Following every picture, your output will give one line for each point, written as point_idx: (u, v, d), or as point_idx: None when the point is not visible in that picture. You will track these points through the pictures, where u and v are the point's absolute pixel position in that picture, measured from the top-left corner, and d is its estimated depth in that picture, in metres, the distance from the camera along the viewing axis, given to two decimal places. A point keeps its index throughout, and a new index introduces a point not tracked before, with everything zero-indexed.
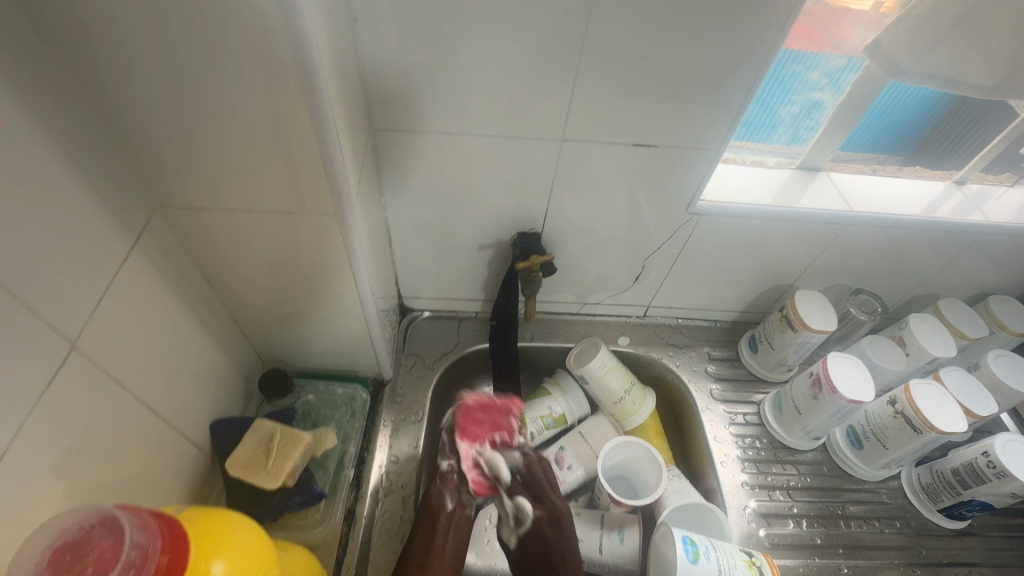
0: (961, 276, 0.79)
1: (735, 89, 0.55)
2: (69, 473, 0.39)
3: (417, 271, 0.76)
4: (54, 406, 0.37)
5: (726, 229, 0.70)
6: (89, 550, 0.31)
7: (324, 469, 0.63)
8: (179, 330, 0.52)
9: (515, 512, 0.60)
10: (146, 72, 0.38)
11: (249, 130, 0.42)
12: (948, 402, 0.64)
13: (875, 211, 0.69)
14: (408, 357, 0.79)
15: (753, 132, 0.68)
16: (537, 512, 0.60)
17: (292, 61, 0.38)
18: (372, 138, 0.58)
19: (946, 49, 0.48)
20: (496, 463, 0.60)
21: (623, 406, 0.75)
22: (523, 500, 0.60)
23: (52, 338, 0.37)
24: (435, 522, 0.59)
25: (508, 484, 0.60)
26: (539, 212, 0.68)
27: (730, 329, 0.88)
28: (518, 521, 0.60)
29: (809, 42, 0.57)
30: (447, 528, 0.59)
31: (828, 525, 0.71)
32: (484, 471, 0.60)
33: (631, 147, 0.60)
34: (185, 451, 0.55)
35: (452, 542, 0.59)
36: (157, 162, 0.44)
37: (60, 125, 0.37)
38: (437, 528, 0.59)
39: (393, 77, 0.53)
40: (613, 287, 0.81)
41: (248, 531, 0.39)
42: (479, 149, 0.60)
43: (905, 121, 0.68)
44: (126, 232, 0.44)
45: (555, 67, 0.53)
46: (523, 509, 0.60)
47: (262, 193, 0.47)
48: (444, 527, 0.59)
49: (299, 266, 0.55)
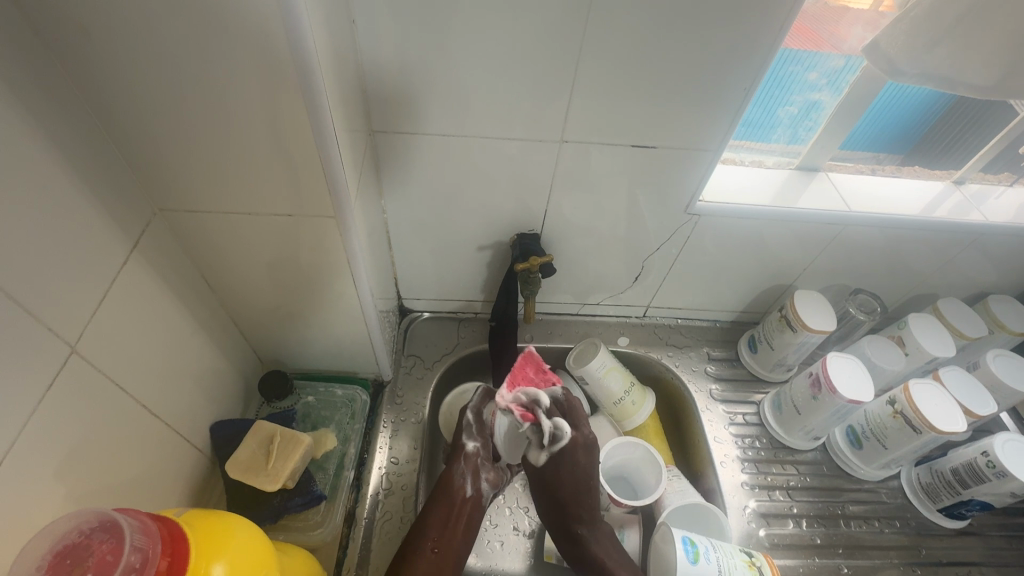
0: (960, 275, 0.79)
1: (734, 90, 0.55)
2: (68, 477, 0.39)
3: (416, 272, 0.77)
4: (54, 409, 0.37)
5: (725, 229, 0.70)
6: (89, 553, 0.31)
7: (324, 470, 0.64)
8: (179, 333, 0.52)
9: (553, 430, 0.61)
10: (145, 76, 0.38)
11: (247, 132, 0.42)
12: (947, 401, 0.64)
13: (874, 211, 0.69)
14: (407, 359, 0.79)
15: (752, 132, 0.69)
16: (574, 435, 0.62)
17: (291, 64, 0.38)
18: (371, 140, 0.58)
19: (944, 51, 0.48)
20: (538, 395, 0.62)
21: (622, 407, 0.75)
22: (560, 421, 0.62)
23: (51, 341, 0.37)
24: (450, 508, 0.60)
25: (547, 409, 0.63)
26: (538, 213, 0.68)
27: (730, 329, 0.88)
28: (552, 438, 0.61)
29: (808, 42, 0.58)
30: (462, 512, 0.61)
31: (828, 525, 0.71)
32: (526, 403, 0.62)
33: (630, 148, 0.60)
34: (185, 453, 0.55)
35: (464, 527, 0.60)
36: (155, 164, 0.44)
37: (59, 129, 0.37)
38: (453, 514, 0.60)
39: (392, 79, 0.53)
40: (612, 287, 0.81)
41: (248, 534, 0.39)
42: (478, 150, 0.60)
43: (903, 121, 0.68)
44: (125, 234, 0.44)
45: (553, 69, 0.53)
46: (563, 428, 0.61)
47: (261, 196, 0.47)
48: (460, 512, 0.61)
49: (299, 269, 0.55)
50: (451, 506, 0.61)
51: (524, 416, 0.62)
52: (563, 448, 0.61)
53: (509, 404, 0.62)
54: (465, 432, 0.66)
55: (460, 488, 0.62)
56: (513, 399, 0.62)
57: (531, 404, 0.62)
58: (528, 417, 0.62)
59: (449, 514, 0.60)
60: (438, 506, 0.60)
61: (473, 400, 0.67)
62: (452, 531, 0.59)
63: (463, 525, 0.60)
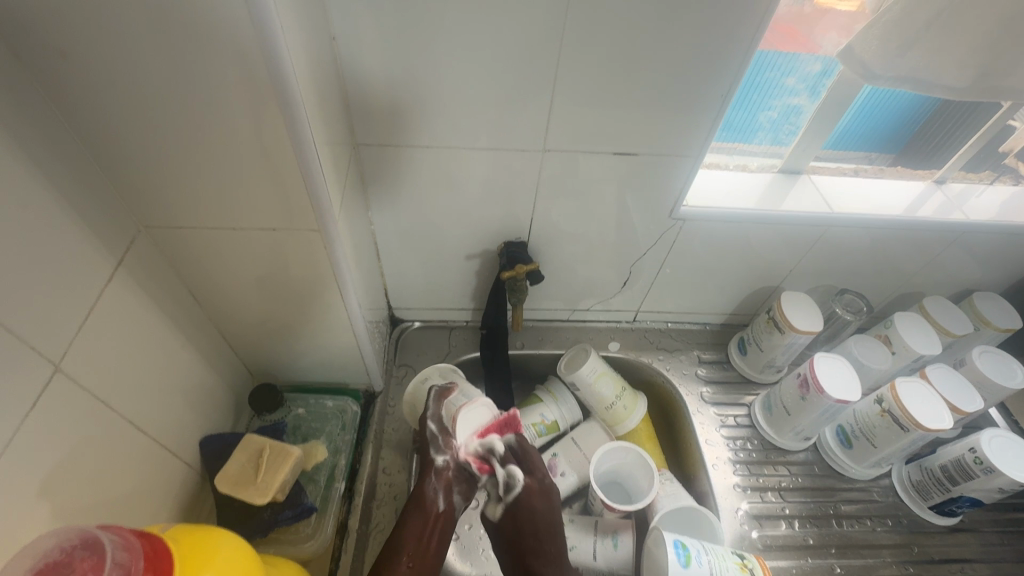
0: (946, 273, 0.79)
1: (712, 96, 0.56)
2: (55, 495, 0.39)
3: (406, 282, 0.77)
4: (37, 427, 0.37)
5: (711, 233, 0.71)
6: (71, 570, 0.31)
7: (315, 482, 0.63)
8: (166, 347, 0.52)
9: (507, 480, 0.62)
10: (125, 96, 0.38)
11: (228, 148, 0.43)
12: (934, 399, 0.65)
13: (857, 212, 0.70)
14: (399, 368, 0.80)
15: (735, 136, 0.69)
16: (527, 482, 0.63)
17: (269, 81, 0.38)
18: (356, 153, 0.59)
19: (917, 54, 0.49)
20: (495, 442, 0.63)
21: (614, 412, 0.75)
22: (515, 468, 0.62)
23: (34, 359, 0.37)
24: (425, 515, 0.59)
25: (502, 457, 0.63)
26: (524, 221, 0.69)
27: (720, 332, 0.89)
28: (507, 489, 0.62)
29: (793, 43, 0.58)
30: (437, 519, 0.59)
31: (821, 525, 0.71)
32: (482, 454, 0.63)
33: (613, 155, 0.61)
34: (174, 467, 0.55)
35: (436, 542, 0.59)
36: (138, 183, 0.45)
37: (41, 150, 0.38)
38: (428, 528, 0.58)
39: (375, 93, 0.54)
40: (602, 293, 0.81)
41: (233, 548, 0.39)
42: (463, 160, 0.61)
43: (884, 123, 0.70)
44: (109, 252, 0.44)
45: (532, 79, 0.54)
46: (516, 476, 0.62)
47: (246, 211, 0.48)
48: (435, 523, 0.59)
49: (286, 282, 0.56)
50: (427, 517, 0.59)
51: (482, 468, 0.62)
52: (517, 497, 0.62)
53: (464, 455, 0.62)
54: (432, 445, 0.62)
55: (432, 497, 0.60)
56: (474, 448, 0.62)
57: (487, 455, 0.63)
58: (484, 467, 0.63)
59: (425, 522, 0.58)
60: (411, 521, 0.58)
61: (431, 408, 0.62)
62: (428, 542, 0.58)
63: (433, 532, 0.59)
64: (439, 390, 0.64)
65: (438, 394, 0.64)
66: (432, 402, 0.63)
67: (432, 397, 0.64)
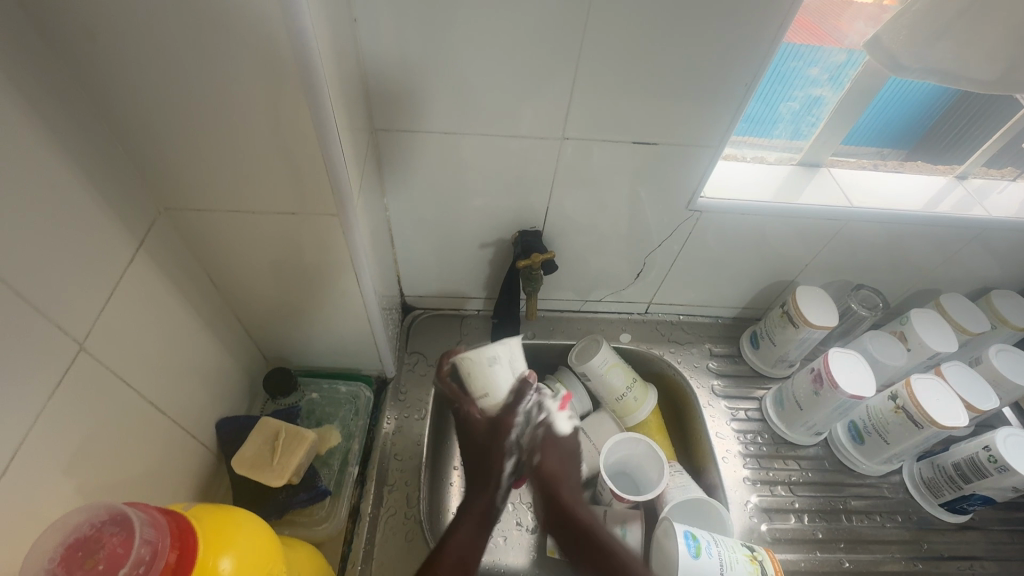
0: (964, 270, 0.78)
1: (735, 85, 0.55)
2: (79, 473, 0.40)
3: (420, 269, 0.77)
4: (62, 406, 0.38)
5: (726, 226, 0.70)
6: (100, 547, 0.32)
7: (329, 466, 0.64)
8: (184, 331, 0.53)
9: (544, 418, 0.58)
10: (149, 76, 0.38)
11: (249, 130, 0.42)
12: (949, 397, 0.64)
13: (876, 206, 0.69)
14: (410, 356, 0.80)
15: (754, 128, 0.69)
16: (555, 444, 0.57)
17: (293, 64, 0.38)
18: (374, 139, 0.58)
19: (946, 45, 0.48)
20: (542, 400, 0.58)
21: (625, 403, 0.75)
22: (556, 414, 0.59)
23: (60, 338, 0.38)
24: (474, 522, 0.53)
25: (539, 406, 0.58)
26: (539, 210, 0.68)
27: (732, 325, 0.89)
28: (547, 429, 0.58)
29: (810, 35, 0.58)
30: (485, 519, 0.53)
31: (830, 520, 0.71)
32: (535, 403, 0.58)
33: (631, 145, 0.60)
34: (192, 449, 0.55)
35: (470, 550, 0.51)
36: (159, 164, 0.44)
37: (66, 130, 0.38)
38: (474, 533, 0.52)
39: (393, 78, 0.53)
40: (614, 284, 0.81)
41: (254, 528, 0.40)
42: (480, 147, 0.60)
43: (906, 116, 0.68)
44: (131, 234, 0.45)
45: (554, 67, 0.53)
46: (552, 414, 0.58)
47: (266, 195, 0.48)
48: (486, 528, 0.53)
49: (302, 267, 0.56)
50: (474, 519, 0.53)
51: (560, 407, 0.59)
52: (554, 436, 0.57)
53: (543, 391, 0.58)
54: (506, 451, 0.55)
55: (492, 508, 0.54)
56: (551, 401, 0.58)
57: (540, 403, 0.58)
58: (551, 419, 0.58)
59: (477, 526, 0.52)
60: (460, 533, 0.51)
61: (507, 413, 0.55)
62: (476, 547, 0.51)
63: (485, 534, 0.53)
64: (524, 387, 0.56)
65: (523, 395, 0.55)
66: (514, 404, 0.55)
67: (516, 396, 0.55)
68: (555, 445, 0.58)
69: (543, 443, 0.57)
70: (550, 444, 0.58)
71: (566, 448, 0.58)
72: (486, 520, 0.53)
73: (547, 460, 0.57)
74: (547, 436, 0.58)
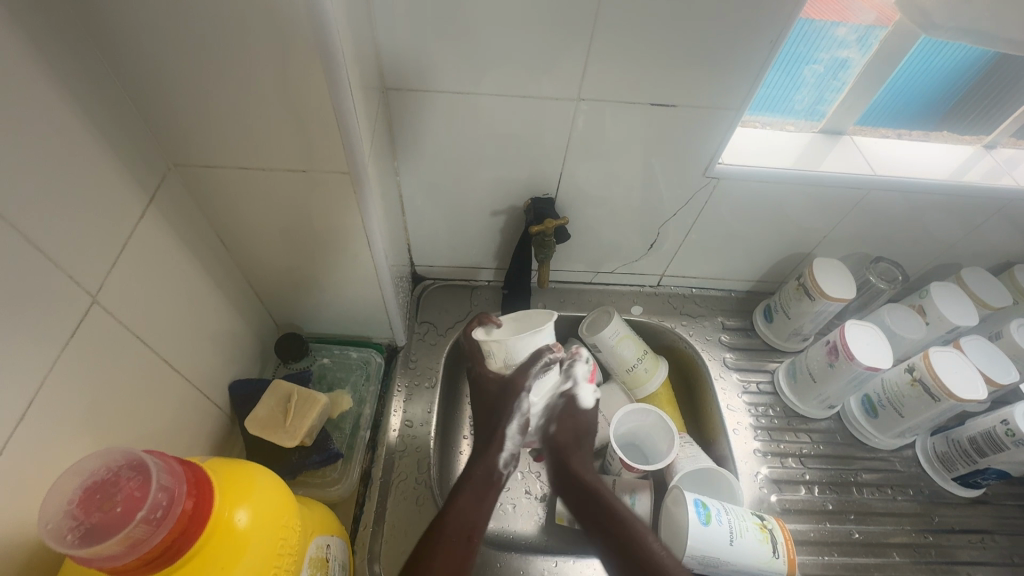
0: (986, 245, 0.76)
1: (761, 44, 0.52)
2: (95, 425, 0.40)
3: (431, 238, 0.76)
4: (75, 358, 0.38)
5: (743, 195, 0.69)
6: (117, 490, 0.33)
7: (341, 430, 0.65)
8: (196, 291, 0.52)
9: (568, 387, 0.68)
10: (153, 21, 0.37)
11: (257, 80, 0.41)
12: (968, 369, 0.63)
13: (899, 174, 0.67)
14: (421, 325, 0.79)
15: (776, 94, 0.66)
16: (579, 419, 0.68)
17: (302, 10, 0.36)
18: (384, 99, 0.57)
19: (979, 4, 0.45)
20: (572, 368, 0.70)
21: (636, 374, 0.75)
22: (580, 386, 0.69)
23: (72, 289, 0.37)
24: (477, 488, 0.59)
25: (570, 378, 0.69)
26: (552, 177, 0.67)
27: (745, 299, 0.87)
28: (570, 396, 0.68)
29: (827, 10, 0.57)
30: (487, 486, 0.60)
31: (840, 492, 0.71)
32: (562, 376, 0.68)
33: (649, 108, 0.58)
34: (205, 409, 0.56)
35: (476, 501, 0.58)
36: (168, 119, 0.44)
37: (73, 78, 0.37)
38: (478, 494, 0.58)
39: (405, 33, 0.51)
40: (627, 255, 0.80)
41: (269, 482, 0.40)
42: (493, 110, 0.59)
43: (935, 83, 0.66)
44: (141, 189, 0.44)
45: (571, 23, 0.51)
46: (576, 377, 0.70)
47: (275, 151, 0.47)
48: (488, 495, 0.59)
49: (312, 229, 0.55)
50: (478, 485, 0.59)
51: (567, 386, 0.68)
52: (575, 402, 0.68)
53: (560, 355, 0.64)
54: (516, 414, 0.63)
55: (493, 470, 0.61)
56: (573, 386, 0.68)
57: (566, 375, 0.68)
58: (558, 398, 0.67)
59: (480, 494, 0.58)
60: (462, 497, 0.57)
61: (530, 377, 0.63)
62: (482, 500, 0.58)
63: (488, 497, 0.59)
64: (541, 353, 0.63)
65: (541, 358, 0.63)
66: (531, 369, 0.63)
67: (533, 359, 0.63)
68: (571, 416, 0.68)
69: (561, 413, 0.67)
70: (565, 416, 0.68)
71: (581, 420, 0.68)
72: (488, 483, 0.60)
73: (561, 431, 0.67)
74: (566, 407, 0.68)
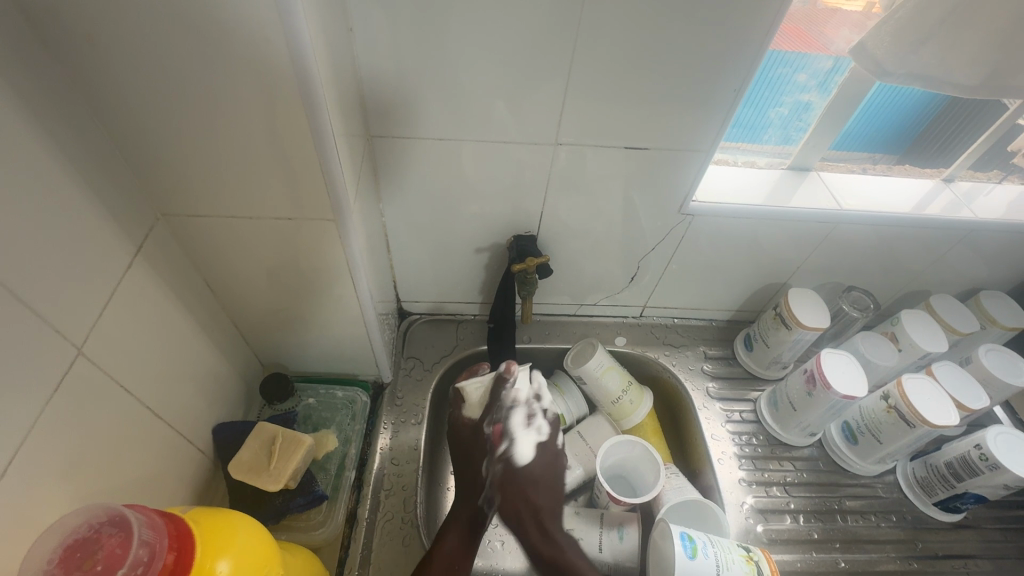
0: (953, 272, 0.79)
1: (725, 90, 0.56)
2: (78, 475, 0.40)
3: (416, 275, 0.77)
4: (60, 410, 0.38)
5: (718, 230, 0.71)
6: (99, 547, 0.32)
7: (326, 471, 0.64)
8: (181, 336, 0.53)
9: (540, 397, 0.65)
10: (142, 81, 0.39)
11: (244, 133, 0.43)
12: (939, 395, 0.65)
13: (864, 209, 0.70)
14: (407, 361, 0.80)
15: (745, 134, 0.70)
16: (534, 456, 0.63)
17: (288, 68, 0.39)
18: (369, 145, 0.59)
19: (929, 51, 0.49)
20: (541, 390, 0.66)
21: (620, 406, 0.76)
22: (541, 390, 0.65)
23: (58, 341, 0.38)
24: (462, 529, 0.61)
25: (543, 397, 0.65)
26: (534, 215, 0.69)
27: (726, 328, 0.89)
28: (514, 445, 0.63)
29: (800, 42, 0.59)
30: (472, 528, 0.62)
31: (825, 520, 0.71)
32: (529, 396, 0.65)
33: (624, 150, 0.61)
34: (189, 455, 0.55)
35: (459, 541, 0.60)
36: (158, 173, 0.45)
37: (64, 134, 0.38)
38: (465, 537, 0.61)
39: (389, 84, 0.54)
40: (609, 288, 0.82)
41: (250, 530, 0.40)
42: (475, 153, 0.61)
43: (894, 122, 0.70)
44: (129, 238, 0.45)
45: (546, 72, 0.54)
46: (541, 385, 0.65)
47: (263, 200, 0.48)
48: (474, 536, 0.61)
49: (298, 272, 0.56)
50: (461, 529, 0.61)
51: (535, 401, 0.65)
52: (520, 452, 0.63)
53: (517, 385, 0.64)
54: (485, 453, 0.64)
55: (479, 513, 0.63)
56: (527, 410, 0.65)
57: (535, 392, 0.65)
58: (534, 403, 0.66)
59: (465, 536, 0.60)
60: (450, 538, 0.60)
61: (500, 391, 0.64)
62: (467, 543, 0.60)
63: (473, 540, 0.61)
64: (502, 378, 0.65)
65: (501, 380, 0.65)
66: (498, 409, 0.64)
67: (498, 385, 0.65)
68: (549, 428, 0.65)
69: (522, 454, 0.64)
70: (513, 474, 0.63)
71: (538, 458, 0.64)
72: (472, 527, 0.62)
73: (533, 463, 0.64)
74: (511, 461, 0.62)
